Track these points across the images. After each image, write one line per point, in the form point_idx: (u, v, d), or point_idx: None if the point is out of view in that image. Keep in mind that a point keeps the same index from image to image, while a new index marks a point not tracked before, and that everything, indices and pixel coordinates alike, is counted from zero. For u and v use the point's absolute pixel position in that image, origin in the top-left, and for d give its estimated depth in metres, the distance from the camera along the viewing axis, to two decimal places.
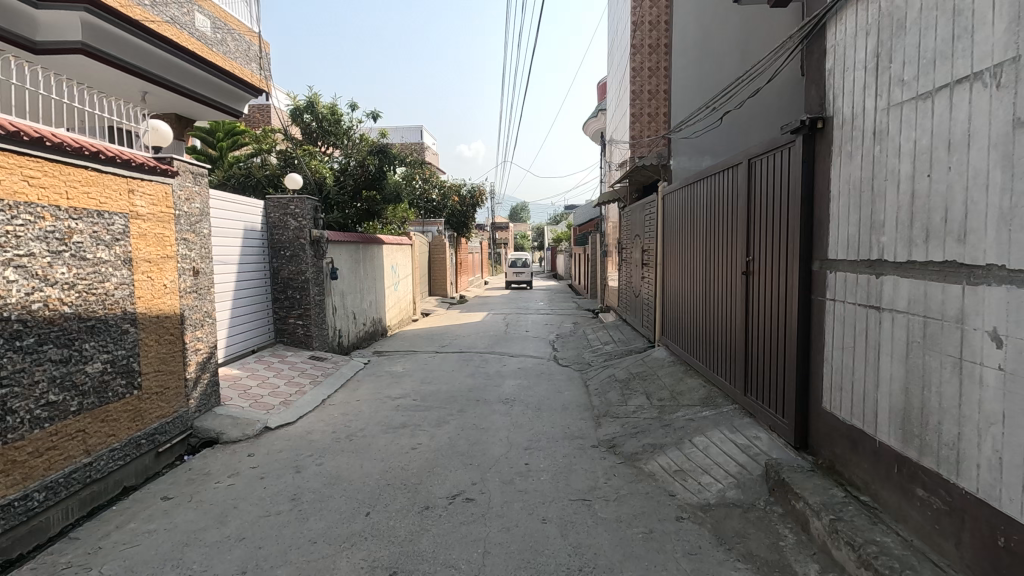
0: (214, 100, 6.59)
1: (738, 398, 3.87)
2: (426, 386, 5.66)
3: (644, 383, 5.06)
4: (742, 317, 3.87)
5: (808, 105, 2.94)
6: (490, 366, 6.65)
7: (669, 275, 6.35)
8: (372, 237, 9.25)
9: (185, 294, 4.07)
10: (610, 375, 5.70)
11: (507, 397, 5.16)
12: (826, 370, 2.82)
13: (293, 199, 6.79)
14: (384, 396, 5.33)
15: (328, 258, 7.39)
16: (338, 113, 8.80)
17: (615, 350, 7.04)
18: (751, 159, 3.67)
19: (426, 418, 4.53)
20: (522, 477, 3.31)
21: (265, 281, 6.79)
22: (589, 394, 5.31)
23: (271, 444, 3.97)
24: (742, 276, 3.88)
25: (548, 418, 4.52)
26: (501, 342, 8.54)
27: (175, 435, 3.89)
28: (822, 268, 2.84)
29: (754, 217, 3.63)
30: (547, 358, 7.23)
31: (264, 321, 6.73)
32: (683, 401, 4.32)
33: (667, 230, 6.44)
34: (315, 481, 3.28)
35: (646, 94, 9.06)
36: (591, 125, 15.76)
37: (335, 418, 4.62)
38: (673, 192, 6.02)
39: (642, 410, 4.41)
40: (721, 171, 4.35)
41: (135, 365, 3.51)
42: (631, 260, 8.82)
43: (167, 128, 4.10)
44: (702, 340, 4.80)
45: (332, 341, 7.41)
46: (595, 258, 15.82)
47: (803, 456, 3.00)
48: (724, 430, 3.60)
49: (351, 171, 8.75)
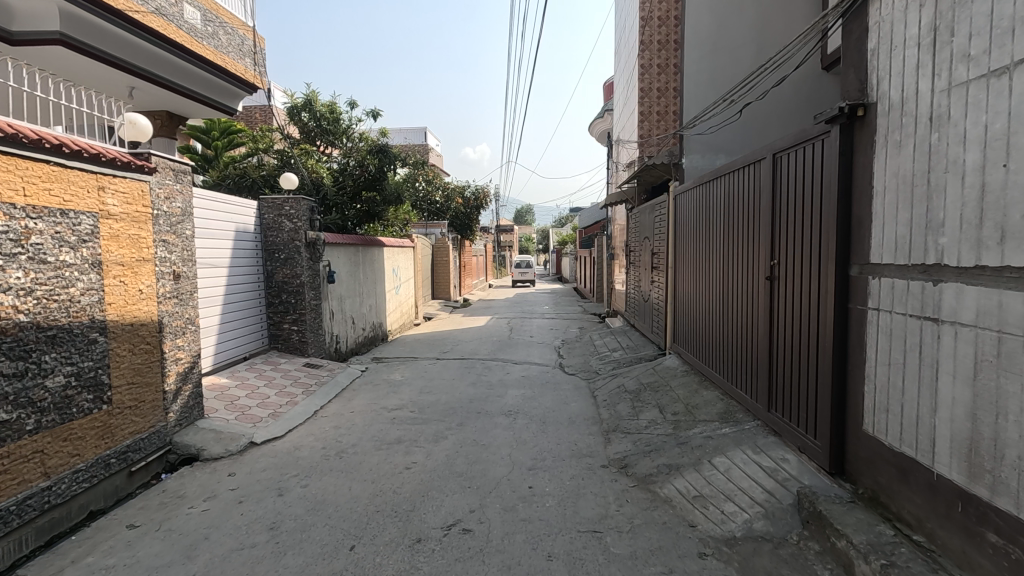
0: (204, 96, 6.35)
1: (761, 414, 3.56)
2: (425, 396, 5.36)
3: (656, 395, 4.74)
4: (764, 326, 3.57)
5: (845, 90, 2.64)
6: (492, 374, 6.35)
7: (680, 280, 6.05)
8: (372, 240, 8.97)
9: (163, 299, 3.79)
10: (619, 385, 5.38)
11: (509, 410, 4.84)
12: (867, 388, 2.51)
13: (288, 199, 6.52)
14: (380, 407, 5.03)
15: (324, 261, 7.12)
16: (338, 112, 8.57)
17: (623, 358, 6.72)
18: (776, 154, 3.37)
19: (423, 433, 4.22)
20: (525, 503, 3.00)
21: (258, 285, 6.52)
22: (597, 406, 4.99)
23: (255, 463, 3.67)
24: (764, 280, 3.58)
25: (553, 433, 4.21)
26: (506, 348, 8.22)
27: (151, 452, 3.60)
28: (862, 273, 2.54)
29: (780, 217, 3.32)
30: (552, 366, 6.92)
31: (257, 327, 6.45)
32: (699, 416, 4.00)
33: (679, 232, 6.12)
34: (298, 507, 2.99)
35: (655, 92, 8.83)
36: (598, 125, 15.47)
37: (326, 432, 4.32)
38: (687, 191, 5.71)
39: (655, 425, 4.09)
40: (740, 167, 4.05)
41: (106, 378, 3.24)
42: (639, 263, 8.51)
43: (147, 123, 3.83)
44: (718, 350, 4.49)
45: (328, 347, 7.14)
46: (601, 261, 15.50)
47: (838, 482, 2.69)
48: (746, 450, 3.28)
49: (350, 171, 8.49)
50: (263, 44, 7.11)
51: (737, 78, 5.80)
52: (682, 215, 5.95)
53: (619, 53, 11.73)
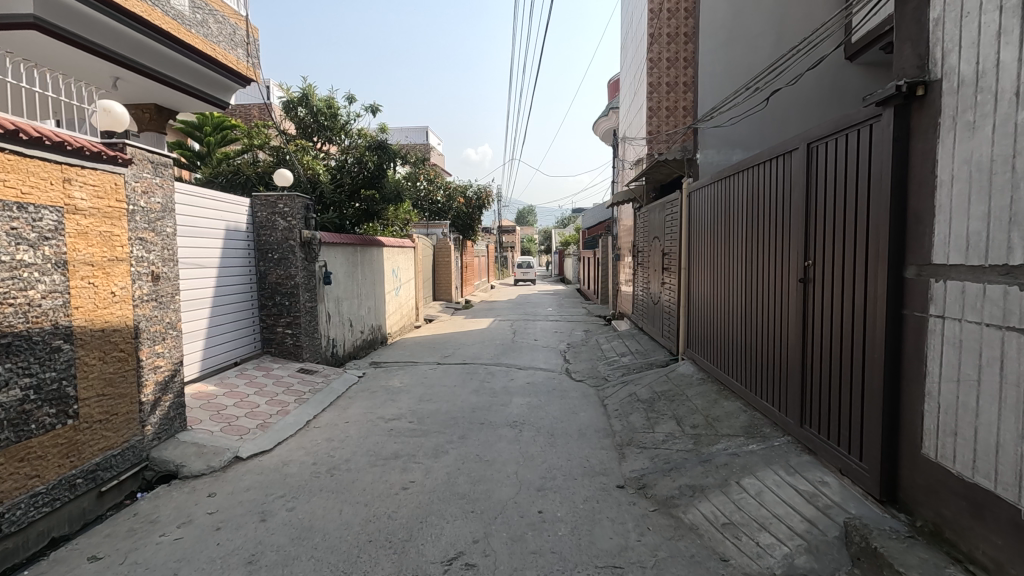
0: (193, 87, 6.06)
1: (792, 430, 3.26)
2: (425, 405, 5.05)
3: (672, 405, 4.43)
4: (795, 333, 3.26)
5: (900, 67, 2.33)
6: (496, 381, 6.03)
7: (695, 281, 5.75)
8: (371, 240, 8.65)
9: (140, 302, 3.49)
10: (631, 394, 5.07)
11: (515, 421, 4.53)
12: (928, 406, 2.19)
13: (281, 197, 6.22)
14: (376, 417, 4.72)
15: (320, 261, 6.82)
16: (335, 107, 8.28)
17: (634, 364, 6.41)
18: (811, 144, 3.06)
19: (423, 447, 3.91)
20: (535, 531, 2.69)
21: (251, 287, 6.21)
22: (609, 417, 4.68)
23: (238, 481, 3.36)
24: (795, 283, 3.27)
25: (563, 448, 3.90)
26: (509, 353, 7.91)
27: (125, 469, 3.30)
28: (921, 275, 2.23)
29: (816, 213, 3.01)
30: (558, 372, 6.61)
31: (250, 330, 6.14)
32: (722, 430, 3.69)
33: (693, 231, 5.81)
34: (282, 535, 2.67)
35: (664, 86, 8.53)
36: (602, 125, 15.23)
37: (317, 445, 4.02)
38: (703, 188, 5.39)
39: (673, 439, 3.78)
40: (767, 160, 3.73)
41: (72, 390, 2.93)
42: (648, 264, 8.19)
43: (124, 110, 3.51)
44: (740, 357, 4.18)
45: (324, 351, 6.84)
46: (606, 262, 15.20)
47: (890, 511, 2.38)
48: (779, 470, 2.97)
49: (348, 169, 8.16)
50: (256, 34, 6.80)
51: (756, 68, 5.49)
52: (697, 213, 5.64)
53: (625, 48, 11.42)
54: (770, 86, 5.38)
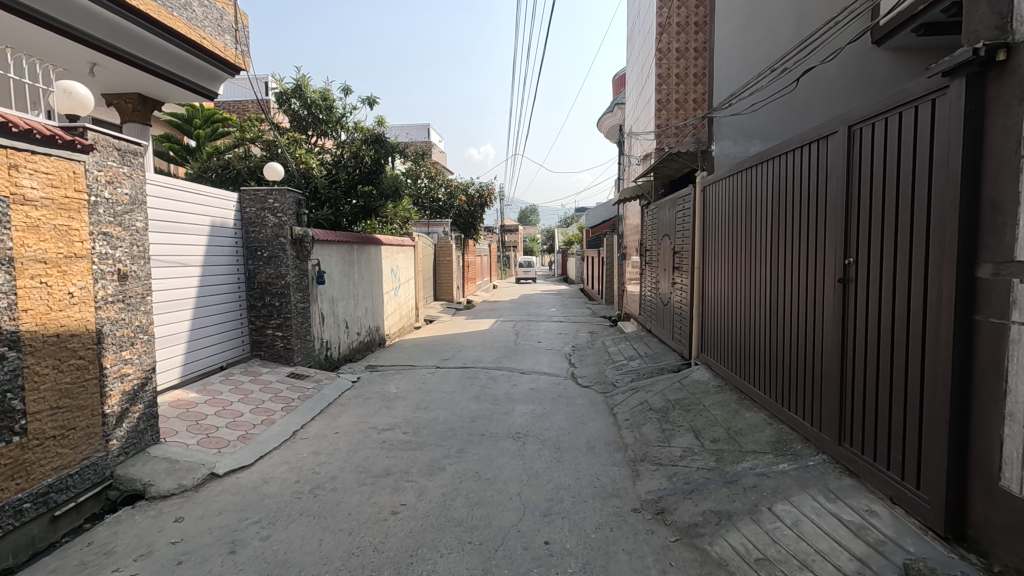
0: (176, 75, 5.76)
1: (828, 447, 2.91)
2: (421, 414, 4.71)
3: (688, 416, 4.09)
4: (832, 339, 2.92)
5: (973, 29, 1.98)
6: (498, 387, 5.69)
7: (710, 281, 5.41)
8: (368, 238, 8.29)
9: (103, 304, 3.16)
10: (642, 402, 4.72)
11: (518, 432, 4.19)
12: (1009, 430, 1.84)
13: (271, 191, 5.91)
14: (369, 427, 4.39)
15: (313, 260, 6.49)
16: (331, 99, 7.94)
17: (643, 368, 6.06)
18: (853, 127, 2.72)
19: (417, 463, 3.57)
20: (541, 567, 2.35)
21: (238, 286, 5.88)
22: (619, 428, 4.33)
23: (210, 503, 3.02)
24: (832, 283, 2.92)
25: (571, 464, 3.56)
26: (511, 356, 7.57)
27: (85, 489, 2.97)
28: (998, 275, 1.88)
29: (859, 204, 2.67)
30: (563, 377, 6.26)
31: (238, 333, 5.81)
32: (747, 446, 3.33)
33: (709, 228, 5.46)
34: (251, 572, 2.33)
35: (674, 78, 8.20)
36: (608, 121, 14.81)
37: (303, 460, 3.68)
38: (721, 181, 5.05)
39: (691, 456, 3.43)
40: (796, 148, 3.37)
41: (18, 403, 2.60)
42: (657, 263, 7.85)
43: (88, 93, 3.17)
44: (764, 363, 3.84)
45: (317, 354, 6.51)
46: (611, 262, 14.84)
47: (957, 551, 2.02)
48: (817, 496, 2.61)
49: (344, 163, 7.72)
50: (244, 20, 6.44)
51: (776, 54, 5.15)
52: (713, 209, 5.30)
53: (632, 41, 11.08)
54: (801, 65, 5.01)
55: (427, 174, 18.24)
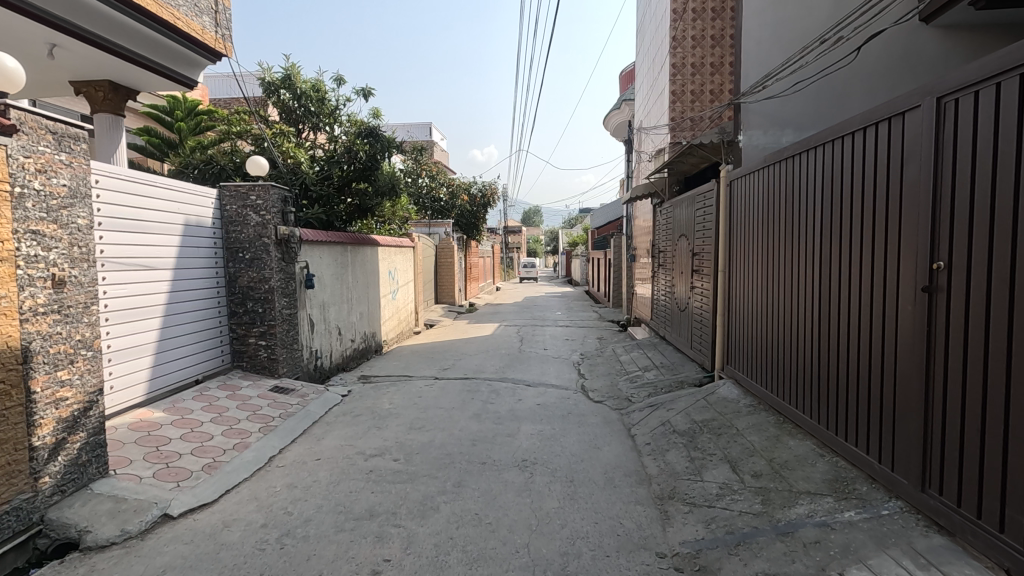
0: (148, 60, 5.28)
1: (907, 493, 2.38)
2: (416, 436, 4.19)
3: (720, 443, 3.56)
4: (909, 360, 2.39)
5: None
6: (501, 402, 5.18)
7: (738, 286, 4.89)
8: (364, 238, 7.78)
9: (31, 316, 2.65)
10: (664, 423, 4.21)
11: (524, 460, 3.66)
12: None
13: (254, 187, 5.41)
14: (355, 453, 3.88)
15: (301, 262, 6.00)
16: (323, 90, 7.45)
17: (661, 382, 5.54)
18: (945, 99, 2.20)
19: (407, 502, 3.05)
20: None
21: (218, 291, 5.36)
22: (640, 454, 3.81)
23: (155, 557, 2.51)
24: (910, 291, 2.39)
25: (587, 502, 3.04)
26: (515, 365, 7.03)
27: (3, 540, 2.46)
28: None
29: (954, 195, 2.14)
30: (573, 390, 5.74)
31: (217, 342, 5.29)
32: (798, 485, 2.79)
33: (737, 228, 4.93)
34: None
35: (689, 68, 7.69)
36: (612, 117, 14.31)
37: (275, 496, 3.17)
38: (754, 173, 4.53)
39: (731, 495, 2.91)
40: (856, 130, 2.83)
41: None
42: (672, 265, 7.34)
43: (16, 65, 2.63)
44: (811, 383, 3.30)
45: (305, 364, 6.02)
46: (618, 263, 14.33)
47: None
48: (905, 560, 2.06)
49: (337, 158, 7.23)
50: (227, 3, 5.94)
51: None
52: (743, 205, 4.79)
53: (642, 32, 10.55)
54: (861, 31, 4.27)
55: (427, 173, 17.73)
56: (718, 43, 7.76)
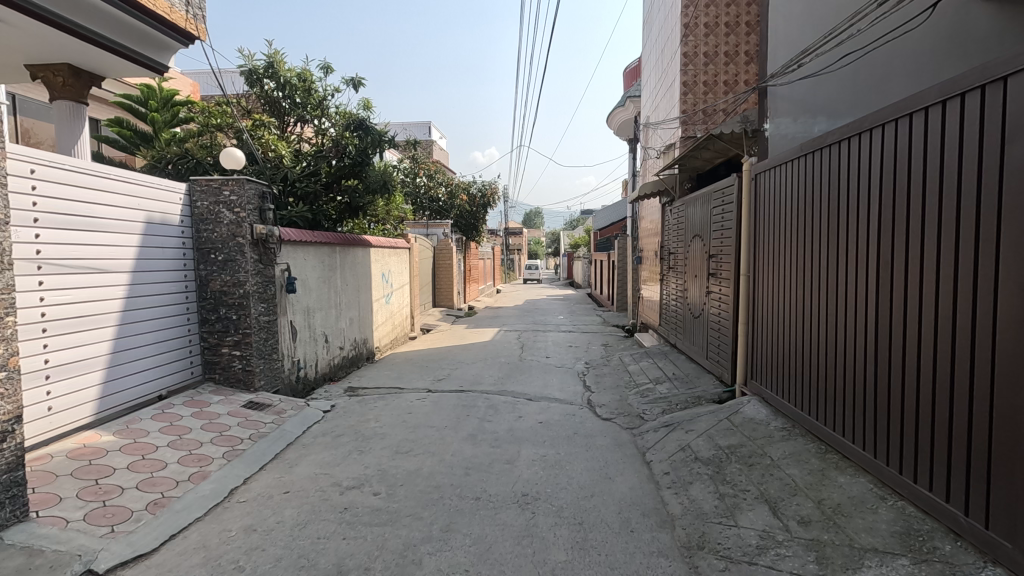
0: (111, 40, 4.76)
1: (1011, 561, 1.88)
2: (402, 463, 3.68)
3: (755, 476, 3.05)
4: (1016, 392, 1.89)
5: None
6: (500, 420, 4.67)
7: (765, 292, 4.38)
8: (354, 239, 7.27)
9: None
10: (684, 450, 3.69)
11: (523, 495, 3.15)
12: None
13: (227, 181, 4.92)
14: (330, 484, 3.37)
15: (281, 265, 5.50)
16: (310, 80, 6.95)
17: (676, 397, 5.04)
18: None
19: (383, 552, 2.54)
20: None
21: (188, 296, 4.86)
22: (659, 487, 3.30)
23: None
24: (1018, 304, 1.89)
25: (599, 552, 2.53)
26: (516, 375, 6.53)
27: None
28: None
29: None
30: (579, 405, 5.23)
31: (187, 353, 4.79)
32: (860, 538, 2.29)
33: (764, 226, 4.43)
34: None
35: (702, 57, 7.19)
36: (614, 117, 13.94)
37: (228, 543, 2.66)
38: (786, 164, 4.03)
39: (776, 548, 2.39)
40: (937, 104, 2.34)
41: None
42: (683, 268, 6.84)
43: None
44: (863, 408, 2.81)
45: (286, 376, 5.51)
46: (623, 265, 13.83)
47: None
48: None
49: (324, 152, 6.75)
50: None
51: None
52: (772, 202, 4.28)
53: (649, 23, 10.12)
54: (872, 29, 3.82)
55: (426, 172, 17.18)
56: (733, 30, 7.33)
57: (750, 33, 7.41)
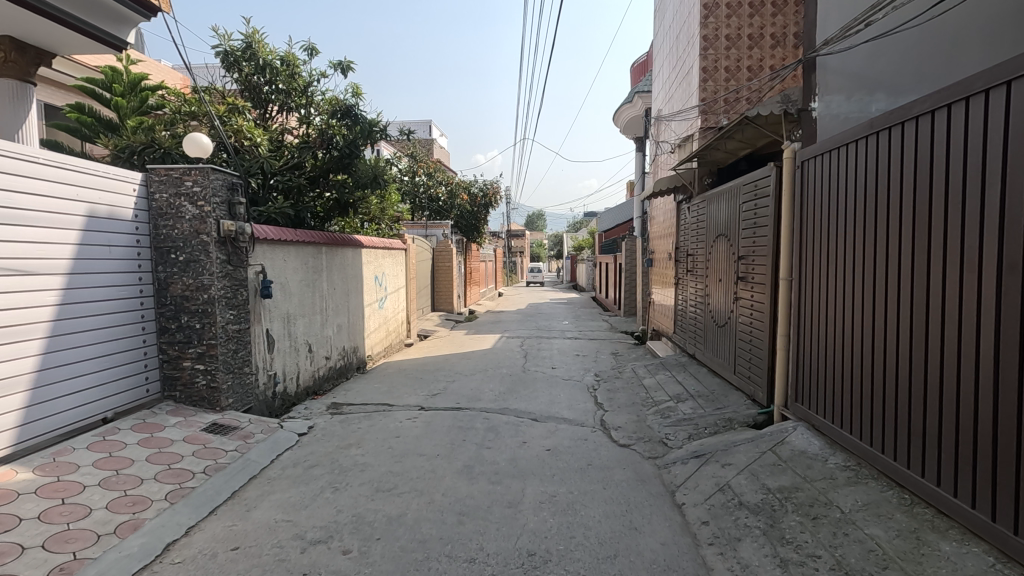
0: (56, 9, 4.10)
1: None
2: (381, 506, 3.04)
3: (826, 537, 2.39)
4: None
5: None
6: (501, 447, 4.02)
7: (808, 298, 3.75)
8: (343, 238, 6.66)
9: None
10: (726, 492, 3.03)
11: (530, 556, 2.51)
12: None
13: (189, 170, 4.28)
14: (291, 537, 2.72)
15: (254, 267, 4.88)
16: (295, 64, 6.35)
17: (704, 419, 4.38)
18: None
19: None
20: None
21: (144, 301, 4.24)
22: (699, 544, 2.65)
23: None
24: None
25: None
26: (519, 390, 5.89)
27: None
28: None
29: None
30: (591, 427, 4.58)
31: (142, 367, 4.16)
32: None
33: (807, 222, 3.79)
34: None
35: (723, 41, 6.58)
36: (620, 116, 13.42)
37: None
38: (837, 148, 3.39)
39: None
40: None
41: None
42: (704, 271, 6.19)
43: None
44: (967, 452, 2.18)
45: (259, 393, 4.87)
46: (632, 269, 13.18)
47: None
48: None
49: (309, 142, 6.15)
50: None
51: None
52: (818, 194, 3.63)
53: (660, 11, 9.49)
54: None
55: (425, 171, 16.57)
56: (757, 11, 6.69)
57: (777, 13, 6.72)
